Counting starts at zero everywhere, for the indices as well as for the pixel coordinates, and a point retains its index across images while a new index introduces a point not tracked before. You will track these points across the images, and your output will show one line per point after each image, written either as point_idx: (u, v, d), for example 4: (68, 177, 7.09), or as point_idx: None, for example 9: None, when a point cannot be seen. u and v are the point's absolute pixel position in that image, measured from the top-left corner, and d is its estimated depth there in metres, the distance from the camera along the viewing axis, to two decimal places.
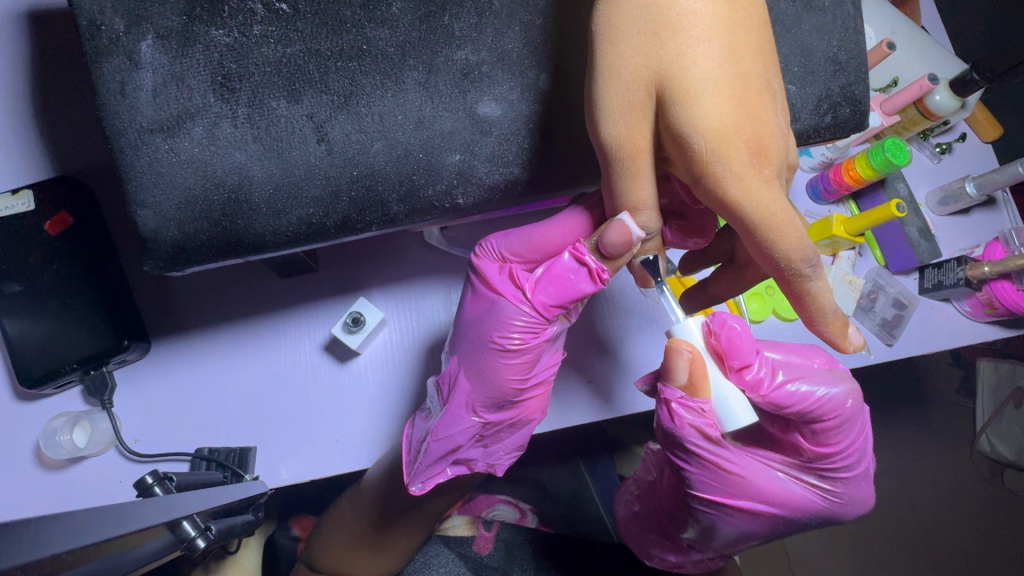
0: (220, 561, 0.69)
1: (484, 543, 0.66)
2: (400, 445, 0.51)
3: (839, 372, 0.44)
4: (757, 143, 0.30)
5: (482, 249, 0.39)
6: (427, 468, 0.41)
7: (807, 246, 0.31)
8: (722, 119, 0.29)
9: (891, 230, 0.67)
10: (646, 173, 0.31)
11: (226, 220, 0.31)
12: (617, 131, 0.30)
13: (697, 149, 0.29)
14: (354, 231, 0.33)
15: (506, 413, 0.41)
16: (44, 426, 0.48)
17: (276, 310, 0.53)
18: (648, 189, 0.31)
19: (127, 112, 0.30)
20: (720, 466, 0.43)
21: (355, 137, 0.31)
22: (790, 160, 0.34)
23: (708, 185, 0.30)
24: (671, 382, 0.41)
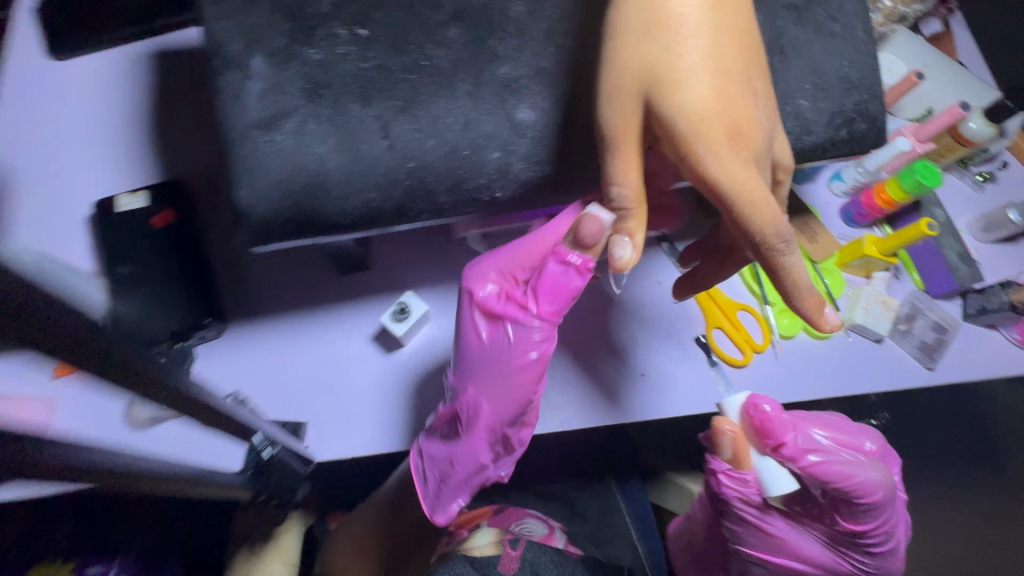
0: (264, 540, 0.74)
1: (510, 563, 0.68)
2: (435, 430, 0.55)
3: (877, 463, 0.53)
4: (736, 127, 0.33)
5: (472, 275, 0.43)
6: (452, 492, 0.48)
7: (785, 224, 0.32)
8: (697, 108, 0.33)
9: (927, 253, 0.67)
10: (635, 156, 0.35)
11: (306, 201, 0.37)
12: (613, 116, 0.35)
13: (680, 129, 0.34)
14: (405, 216, 0.39)
15: (521, 428, 0.47)
16: (137, 386, 0.55)
17: (333, 303, 0.60)
18: (637, 163, 0.35)
19: (236, 111, 0.37)
20: (765, 531, 0.59)
21: (413, 135, 0.37)
22: (786, 163, 0.37)
23: (690, 162, 0.33)
24: (719, 455, 0.54)
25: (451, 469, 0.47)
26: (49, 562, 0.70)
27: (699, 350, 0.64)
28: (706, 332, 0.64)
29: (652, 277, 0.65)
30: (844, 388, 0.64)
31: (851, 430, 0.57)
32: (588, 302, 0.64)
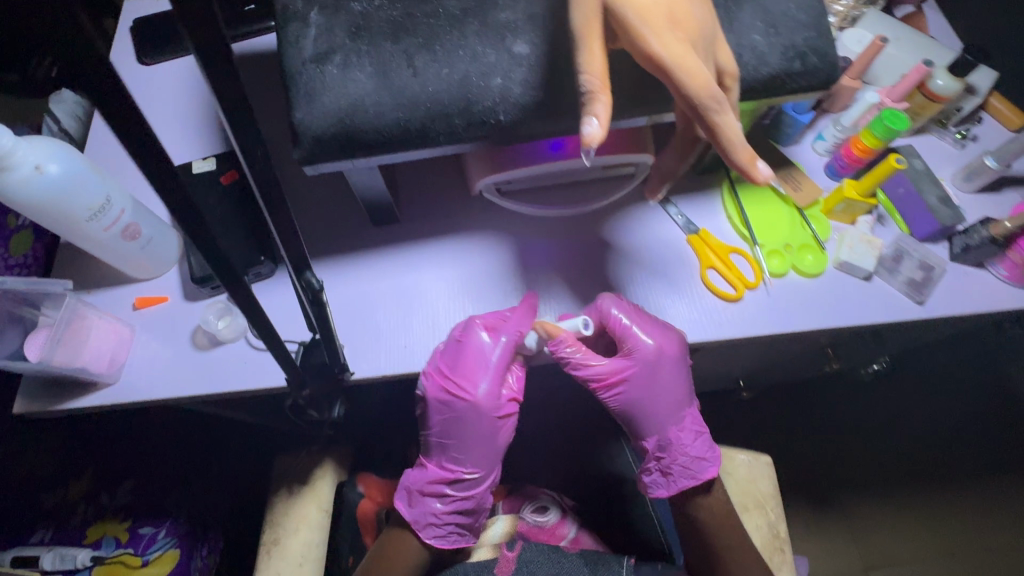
0: (302, 485, 0.82)
1: (505, 566, 0.73)
2: (453, 359, 0.65)
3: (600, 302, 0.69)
4: (676, 22, 0.42)
5: (485, 314, 0.66)
6: (432, 450, 0.73)
7: (716, 87, 0.40)
8: (644, 5, 0.42)
9: (909, 198, 0.73)
10: (598, 46, 0.42)
11: (347, 118, 0.47)
12: (581, 16, 0.42)
13: (631, 22, 0.42)
14: (427, 133, 0.48)
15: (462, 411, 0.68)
16: (202, 314, 0.65)
17: (368, 251, 0.70)
18: (597, 44, 0.41)
19: (297, 52, 0.48)
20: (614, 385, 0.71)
21: (431, 65, 0.47)
22: (729, 68, 0.45)
23: (640, 44, 0.42)
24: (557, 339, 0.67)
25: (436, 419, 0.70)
26: (111, 519, 0.91)
27: (695, 288, 0.70)
28: (700, 273, 0.70)
29: (650, 226, 0.72)
30: (838, 321, 0.68)
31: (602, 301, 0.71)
32: (592, 249, 0.71)
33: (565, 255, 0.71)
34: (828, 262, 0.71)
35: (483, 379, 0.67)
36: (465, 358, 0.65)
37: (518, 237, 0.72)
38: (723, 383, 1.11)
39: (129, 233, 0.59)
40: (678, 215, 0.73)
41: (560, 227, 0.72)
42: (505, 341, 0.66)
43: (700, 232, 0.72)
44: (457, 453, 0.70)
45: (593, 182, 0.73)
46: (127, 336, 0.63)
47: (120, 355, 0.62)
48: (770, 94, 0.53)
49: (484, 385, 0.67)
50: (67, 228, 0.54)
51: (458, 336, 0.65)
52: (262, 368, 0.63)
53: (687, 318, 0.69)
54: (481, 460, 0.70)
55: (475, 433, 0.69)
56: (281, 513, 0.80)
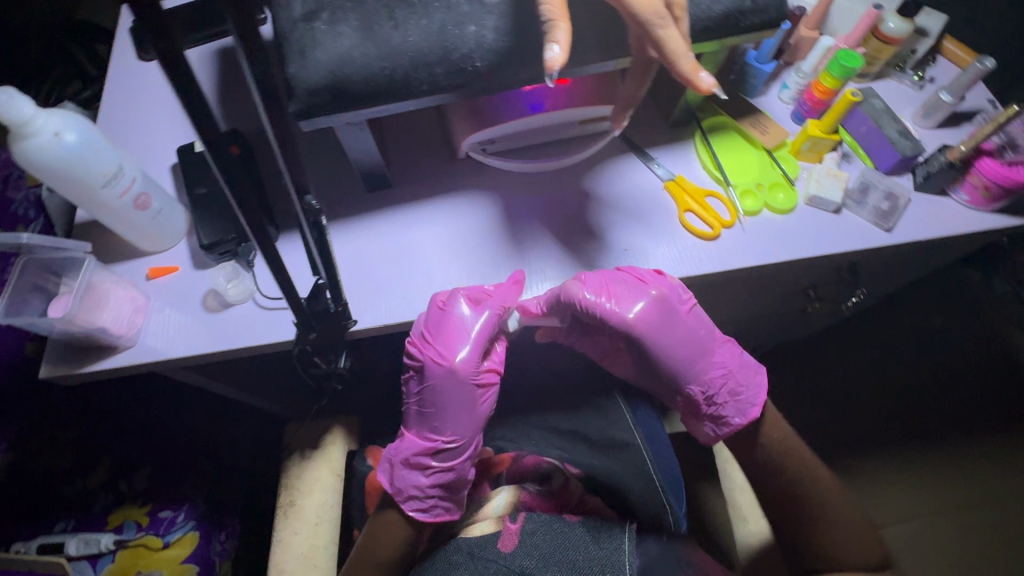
0: (313, 452, 0.85)
1: (509, 540, 0.75)
2: (433, 325, 0.69)
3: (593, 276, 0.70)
4: None
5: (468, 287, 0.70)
6: (413, 419, 0.76)
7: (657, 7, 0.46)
8: None
9: (871, 134, 0.77)
10: None
11: (337, 69, 0.52)
12: None
13: None
14: (411, 80, 0.53)
15: (444, 380, 0.72)
16: (211, 279, 0.69)
17: (365, 215, 0.74)
18: None
19: (288, 14, 0.52)
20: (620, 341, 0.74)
21: (411, 18, 0.52)
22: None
23: None
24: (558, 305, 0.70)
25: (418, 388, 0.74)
26: (129, 504, 0.94)
27: (674, 230, 0.74)
28: (678, 216, 0.75)
29: (629, 177, 0.77)
30: (811, 251, 0.72)
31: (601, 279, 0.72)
32: (576, 201, 0.76)
33: (551, 208, 0.76)
34: (798, 198, 0.75)
35: (463, 346, 0.71)
36: (447, 327, 0.68)
37: (505, 195, 0.76)
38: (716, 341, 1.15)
39: (140, 203, 0.63)
40: (654, 165, 0.78)
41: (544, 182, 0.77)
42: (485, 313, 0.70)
43: (676, 179, 0.77)
44: (436, 420, 0.74)
45: (573, 139, 0.77)
46: (143, 302, 0.67)
47: (137, 318, 0.66)
48: (724, 32, 0.59)
49: (463, 351, 0.71)
50: (85, 196, 0.59)
51: (443, 304, 0.69)
52: (270, 325, 0.67)
53: (668, 257, 0.73)
54: (460, 426, 0.74)
55: (453, 401, 0.73)
56: (296, 475, 0.83)
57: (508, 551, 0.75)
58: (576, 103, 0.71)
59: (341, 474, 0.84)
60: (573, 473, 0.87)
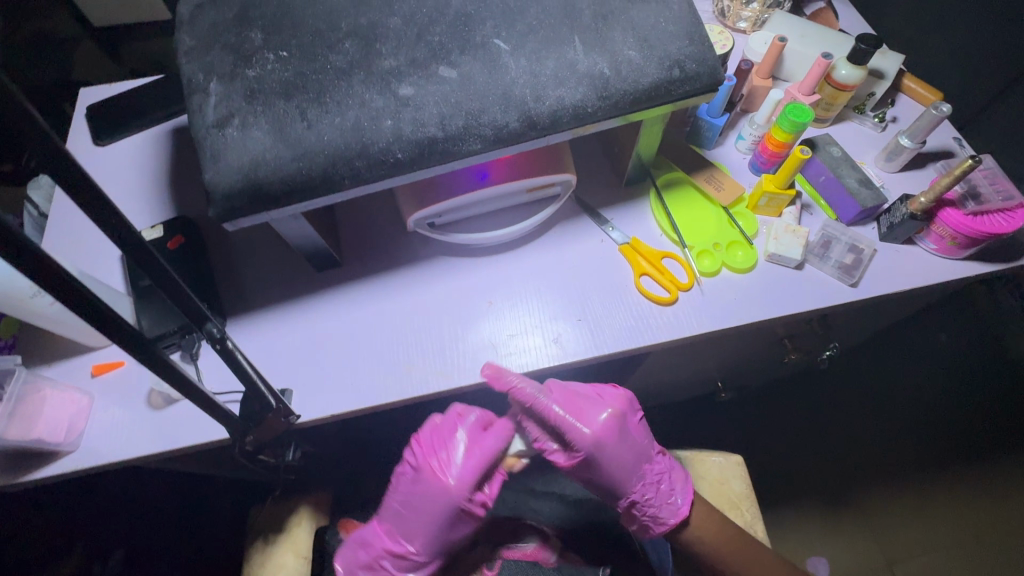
0: (279, 534, 0.82)
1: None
2: (433, 437, 0.72)
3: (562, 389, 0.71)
4: None
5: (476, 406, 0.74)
6: (384, 519, 0.74)
7: None
8: None
9: (831, 184, 0.75)
10: None
11: (252, 174, 0.50)
12: None
13: None
14: (329, 179, 0.51)
15: (424, 487, 0.70)
16: (154, 375, 0.67)
17: (313, 296, 0.73)
18: None
19: (200, 119, 0.51)
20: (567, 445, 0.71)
21: (324, 116, 0.51)
22: None
23: None
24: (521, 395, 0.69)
25: (400, 490, 0.73)
26: None
27: (631, 296, 0.72)
28: (634, 280, 0.72)
29: (582, 241, 0.75)
30: (774, 312, 0.69)
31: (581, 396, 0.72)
32: (529, 270, 0.74)
33: (504, 278, 0.74)
34: (758, 256, 0.73)
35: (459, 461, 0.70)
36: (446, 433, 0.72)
37: (458, 267, 0.75)
38: (703, 386, 1.11)
39: None
40: (608, 227, 0.76)
41: (497, 252, 0.76)
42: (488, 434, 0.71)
43: (631, 241, 0.74)
44: (407, 527, 0.71)
45: (524, 204, 0.76)
46: (84, 403, 0.66)
47: (77, 422, 0.64)
48: (656, 102, 0.56)
49: (456, 470, 0.69)
50: (13, 308, 0.58)
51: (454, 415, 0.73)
52: (214, 420, 0.66)
53: (623, 326, 0.70)
54: (427, 542, 0.71)
55: (422, 511, 0.70)
56: (259, 563, 0.80)
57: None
58: (521, 173, 0.70)
59: (307, 557, 0.81)
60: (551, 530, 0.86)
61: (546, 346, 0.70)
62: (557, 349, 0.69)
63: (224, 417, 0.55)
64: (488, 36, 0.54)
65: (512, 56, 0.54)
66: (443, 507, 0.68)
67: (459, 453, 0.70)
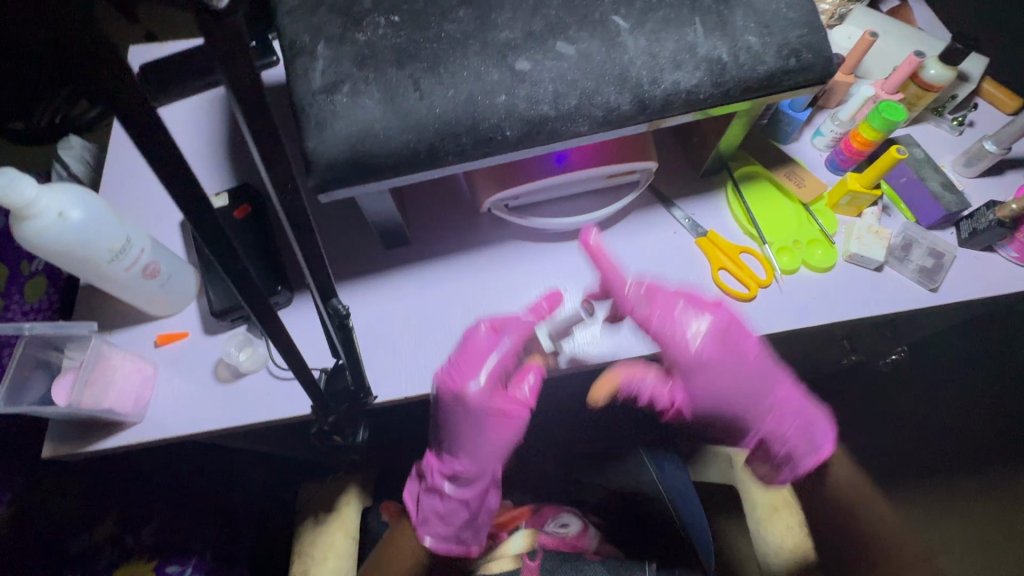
0: (328, 514, 0.81)
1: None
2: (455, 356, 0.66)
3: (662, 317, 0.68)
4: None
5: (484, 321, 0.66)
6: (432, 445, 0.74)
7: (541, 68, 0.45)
8: None
9: (912, 186, 0.74)
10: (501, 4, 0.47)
11: (358, 144, 0.48)
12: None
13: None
14: (436, 153, 0.49)
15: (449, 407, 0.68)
16: (222, 347, 0.66)
17: (382, 274, 0.71)
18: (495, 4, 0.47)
19: (306, 84, 0.49)
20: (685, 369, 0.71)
21: (436, 86, 0.49)
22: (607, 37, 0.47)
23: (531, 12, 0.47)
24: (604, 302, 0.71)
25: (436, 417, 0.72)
26: (138, 560, 0.89)
27: (708, 290, 0.71)
28: (711, 274, 0.71)
29: (657, 232, 0.74)
30: (855, 314, 0.69)
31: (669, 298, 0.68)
32: (603, 259, 0.73)
33: (577, 266, 0.73)
34: (838, 255, 0.72)
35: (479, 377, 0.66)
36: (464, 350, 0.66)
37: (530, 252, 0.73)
38: (740, 384, 1.10)
39: (149, 272, 0.61)
40: (684, 219, 0.74)
41: (568, 238, 0.74)
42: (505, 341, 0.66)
43: (708, 234, 0.73)
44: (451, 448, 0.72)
45: (600, 190, 0.74)
46: (150, 373, 0.63)
47: (144, 393, 0.62)
48: (770, 91, 0.55)
49: (479, 383, 0.66)
50: (89, 271, 0.55)
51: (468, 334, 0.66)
52: (283, 397, 0.64)
53: (701, 319, 0.69)
54: (474, 455, 0.71)
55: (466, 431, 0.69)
56: (308, 542, 0.79)
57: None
58: (605, 159, 0.68)
59: (356, 538, 0.80)
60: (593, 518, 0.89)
61: (623, 336, 0.69)
62: (634, 341, 0.68)
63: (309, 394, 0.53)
64: (607, 14, 0.52)
65: (630, 35, 0.52)
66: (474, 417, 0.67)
67: (480, 377, 0.65)
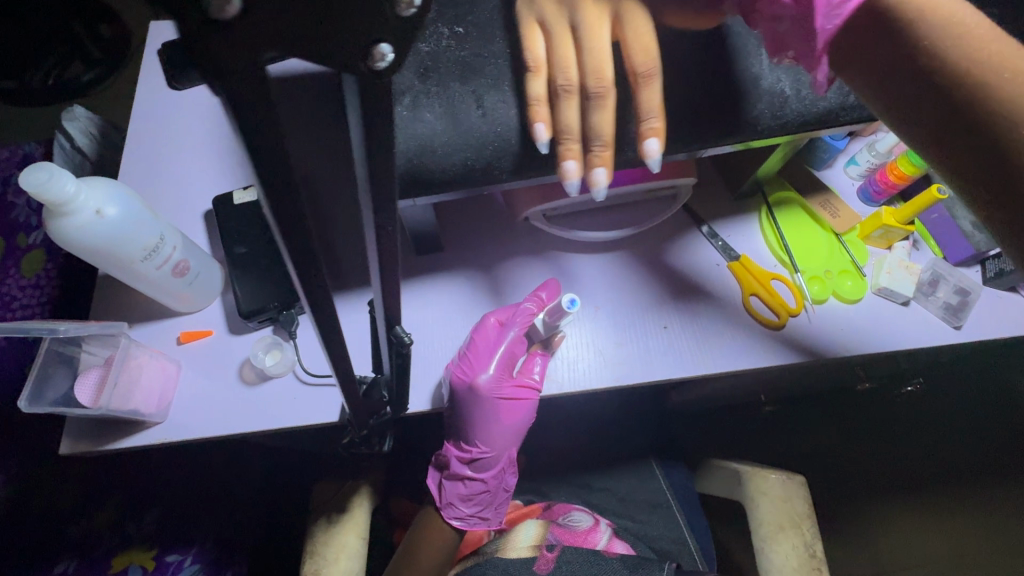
0: (340, 513, 0.81)
1: (545, 564, 0.75)
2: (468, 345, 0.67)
3: None
4: (598, 44, 0.48)
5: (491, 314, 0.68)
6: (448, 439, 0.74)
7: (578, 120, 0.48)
8: (574, 36, 0.48)
9: (942, 222, 0.75)
10: (540, 47, 0.48)
11: (415, 158, 0.47)
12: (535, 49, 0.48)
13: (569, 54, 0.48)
14: (494, 173, 0.49)
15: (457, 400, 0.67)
16: (250, 349, 0.64)
17: (412, 280, 0.70)
18: (537, 56, 0.48)
19: (366, 93, 0.48)
20: None
21: (500, 104, 0.48)
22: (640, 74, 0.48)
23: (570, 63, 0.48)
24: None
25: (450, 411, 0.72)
26: (135, 547, 0.89)
27: (739, 315, 0.71)
28: (743, 299, 0.71)
29: (690, 252, 0.74)
30: (880, 348, 0.69)
31: None
32: (636, 278, 0.73)
33: (610, 283, 0.72)
34: (867, 287, 0.72)
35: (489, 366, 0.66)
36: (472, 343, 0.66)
37: (563, 264, 0.73)
38: (745, 400, 1.10)
39: (179, 270, 0.59)
40: (719, 241, 0.74)
41: (601, 253, 0.74)
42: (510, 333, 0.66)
43: (741, 259, 0.73)
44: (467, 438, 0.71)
45: (636, 206, 0.74)
46: (173, 372, 0.62)
47: (167, 393, 0.61)
48: (822, 126, 0.55)
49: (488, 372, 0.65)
50: (121, 268, 0.54)
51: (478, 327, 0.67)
52: (309, 402, 0.63)
53: (730, 344, 0.69)
54: (490, 440, 0.70)
55: (480, 422, 0.69)
56: (321, 542, 0.79)
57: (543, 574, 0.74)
58: (647, 178, 0.68)
59: (367, 538, 0.80)
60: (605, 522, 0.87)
61: (653, 356, 0.69)
62: (665, 362, 0.68)
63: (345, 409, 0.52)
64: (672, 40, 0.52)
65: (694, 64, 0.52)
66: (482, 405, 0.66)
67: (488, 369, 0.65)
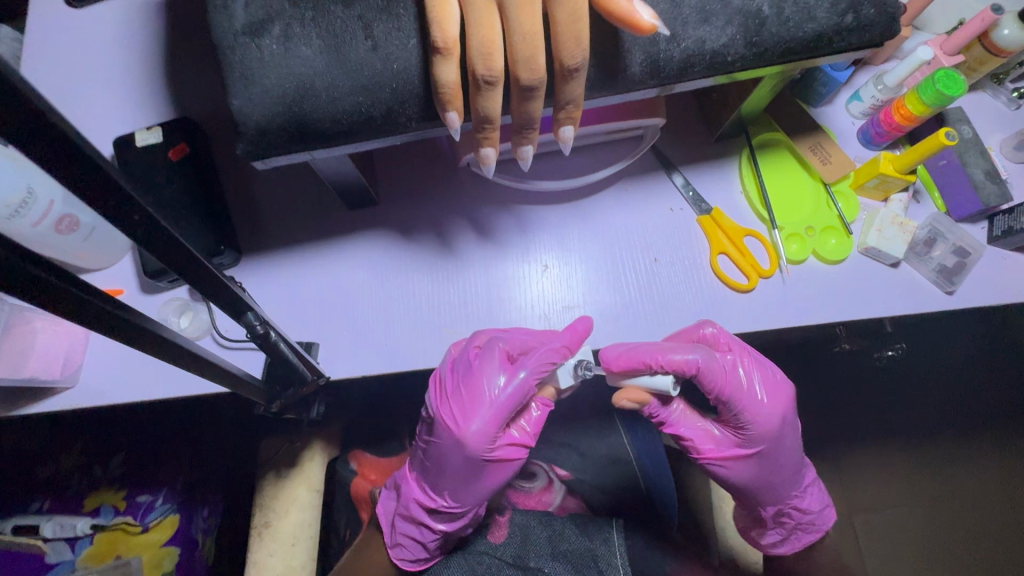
0: (290, 468, 0.80)
1: (499, 531, 0.74)
2: (459, 371, 0.57)
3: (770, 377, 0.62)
4: (525, 11, 0.37)
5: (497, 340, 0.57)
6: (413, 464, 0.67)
7: (496, 110, 0.41)
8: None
9: (951, 171, 0.65)
10: (449, 11, 0.37)
11: (295, 105, 0.41)
12: (443, 22, 0.37)
13: (486, 25, 0.38)
14: (396, 120, 0.42)
15: (440, 433, 0.58)
16: (159, 311, 0.59)
17: (341, 237, 0.64)
18: (448, 31, 0.37)
19: (226, 20, 0.41)
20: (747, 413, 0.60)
21: (394, 33, 0.40)
22: (572, 57, 0.39)
23: (487, 38, 0.38)
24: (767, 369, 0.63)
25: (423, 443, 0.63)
26: (104, 489, 0.85)
27: (704, 275, 0.63)
28: (710, 258, 0.63)
29: (654, 201, 0.66)
30: (859, 314, 0.62)
31: (764, 380, 0.62)
32: (592, 231, 0.65)
33: (564, 237, 0.65)
34: (852, 246, 0.64)
35: (483, 412, 0.56)
36: (475, 381, 0.56)
37: (512, 216, 0.65)
38: None
39: (65, 226, 0.53)
40: (689, 191, 0.65)
41: (555, 203, 0.66)
42: (523, 376, 0.57)
43: (712, 212, 0.65)
44: (433, 480, 0.62)
45: (594, 146, 0.66)
46: (81, 336, 0.58)
47: (75, 356, 0.57)
48: (810, 54, 0.45)
49: (484, 423, 0.56)
50: None
51: (473, 357, 0.57)
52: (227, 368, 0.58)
53: (691, 311, 0.62)
54: (461, 495, 0.61)
55: (450, 473, 0.59)
56: (271, 496, 0.78)
57: (499, 544, 0.73)
58: (607, 117, 0.58)
59: (319, 492, 0.80)
60: (563, 474, 0.85)
61: (602, 320, 0.62)
62: (617, 328, 0.62)
63: (229, 387, 0.48)
64: None
65: None
66: (461, 456, 0.57)
67: (481, 417, 0.56)
